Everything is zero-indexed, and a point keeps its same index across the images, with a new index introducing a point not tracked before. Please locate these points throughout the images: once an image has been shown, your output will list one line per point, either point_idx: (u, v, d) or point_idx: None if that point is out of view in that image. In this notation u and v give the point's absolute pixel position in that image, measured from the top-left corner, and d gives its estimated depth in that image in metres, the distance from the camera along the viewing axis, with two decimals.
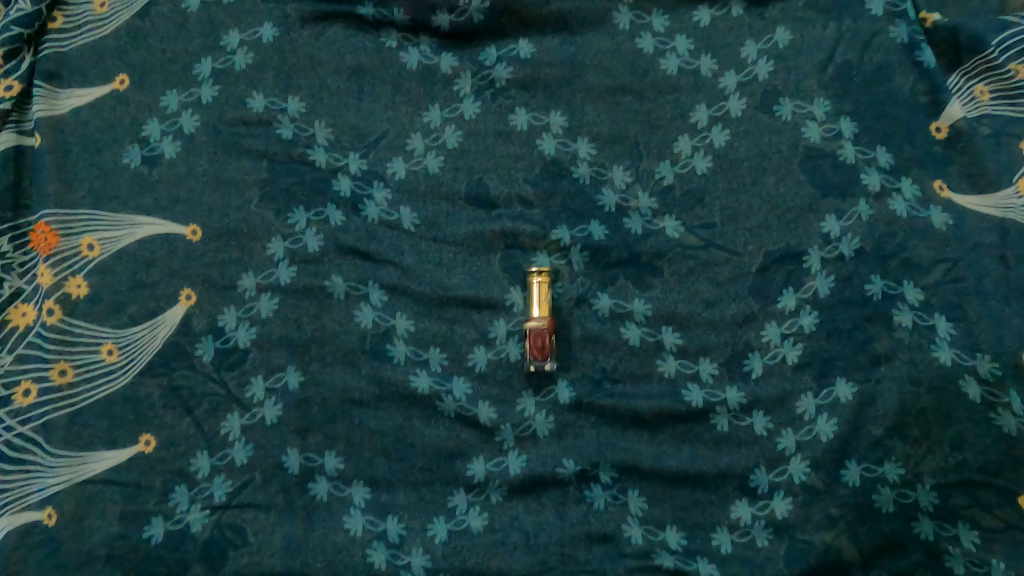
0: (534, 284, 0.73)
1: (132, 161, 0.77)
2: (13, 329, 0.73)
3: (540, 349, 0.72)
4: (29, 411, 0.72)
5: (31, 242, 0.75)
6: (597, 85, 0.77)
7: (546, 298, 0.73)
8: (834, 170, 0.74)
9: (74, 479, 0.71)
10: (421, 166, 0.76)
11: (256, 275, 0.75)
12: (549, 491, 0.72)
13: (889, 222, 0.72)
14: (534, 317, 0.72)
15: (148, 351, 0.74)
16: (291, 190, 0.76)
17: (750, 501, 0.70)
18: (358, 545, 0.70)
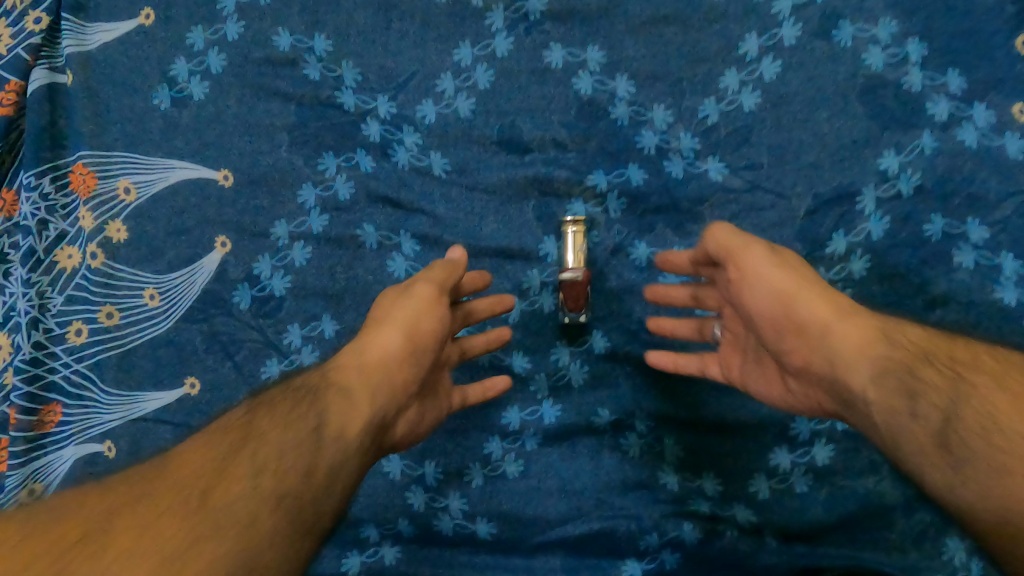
0: (569, 233, 0.70)
1: (161, 103, 0.76)
2: (60, 271, 0.75)
3: (573, 303, 0.70)
4: (82, 349, 0.74)
5: (71, 184, 0.75)
6: (638, 13, 0.71)
7: (580, 248, 0.70)
8: (895, 100, 0.67)
9: (129, 416, 0.73)
10: (452, 108, 0.73)
11: (288, 224, 0.74)
12: (584, 439, 0.73)
13: (954, 157, 0.66)
14: (568, 270, 0.69)
15: (190, 295, 0.75)
16: (321, 135, 0.74)
17: (790, 449, 0.70)
18: (398, 488, 0.74)
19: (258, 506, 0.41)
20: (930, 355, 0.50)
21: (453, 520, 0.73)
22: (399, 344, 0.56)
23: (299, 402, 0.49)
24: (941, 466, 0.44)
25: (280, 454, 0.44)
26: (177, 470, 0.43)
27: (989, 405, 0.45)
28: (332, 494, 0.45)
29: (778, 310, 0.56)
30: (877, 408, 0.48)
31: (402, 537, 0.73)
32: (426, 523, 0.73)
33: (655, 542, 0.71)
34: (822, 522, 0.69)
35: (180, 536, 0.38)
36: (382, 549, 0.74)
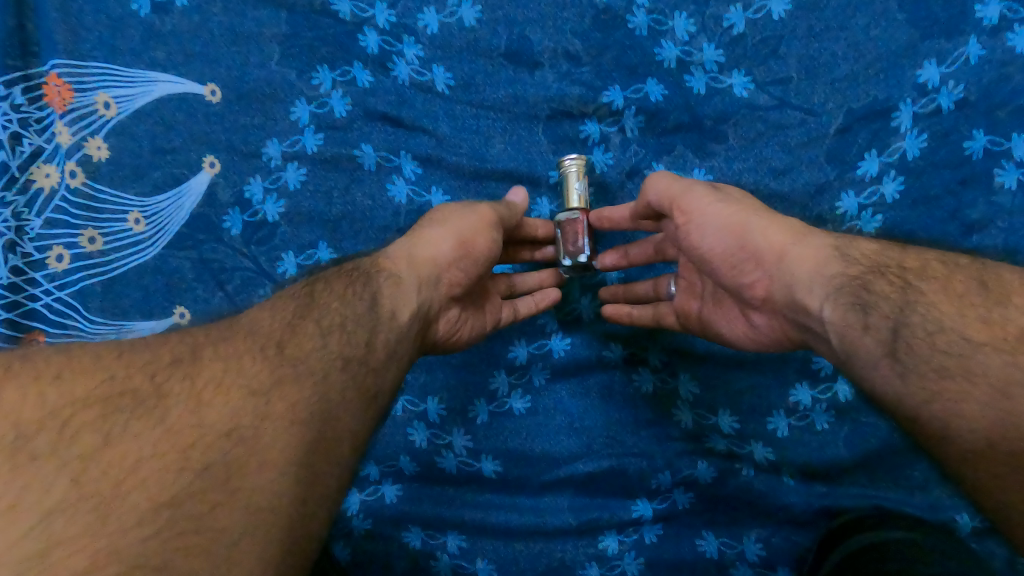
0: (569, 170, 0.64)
1: (140, 11, 0.70)
2: (38, 191, 0.70)
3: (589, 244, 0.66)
4: (64, 276, 0.70)
5: (45, 96, 0.70)
6: None
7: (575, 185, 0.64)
8: (940, 5, 0.62)
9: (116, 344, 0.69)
10: (456, 16, 0.67)
11: (281, 143, 0.69)
12: (594, 374, 0.70)
13: (1003, 67, 0.61)
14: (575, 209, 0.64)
15: (178, 220, 0.70)
16: (314, 46, 0.68)
17: (811, 385, 0.67)
18: (399, 425, 0.70)
19: (329, 361, 0.46)
20: (883, 266, 0.50)
21: (457, 457, 0.70)
22: (449, 249, 0.59)
23: (357, 281, 0.53)
24: (887, 373, 0.46)
25: (344, 323, 0.49)
26: (255, 318, 0.47)
27: (933, 307, 0.46)
28: (388, 364, 0.50)
29: (728, 243, 0.56)
30: (833, 324, 0.49)
31: (404, 475, 0.70)
32: (429, 461, 0.70)
33: (668, 480, 0.68)
34: (843, 458, 0.66)
35: (268, 373, 0.43)
36: (383, 488, 0.70)
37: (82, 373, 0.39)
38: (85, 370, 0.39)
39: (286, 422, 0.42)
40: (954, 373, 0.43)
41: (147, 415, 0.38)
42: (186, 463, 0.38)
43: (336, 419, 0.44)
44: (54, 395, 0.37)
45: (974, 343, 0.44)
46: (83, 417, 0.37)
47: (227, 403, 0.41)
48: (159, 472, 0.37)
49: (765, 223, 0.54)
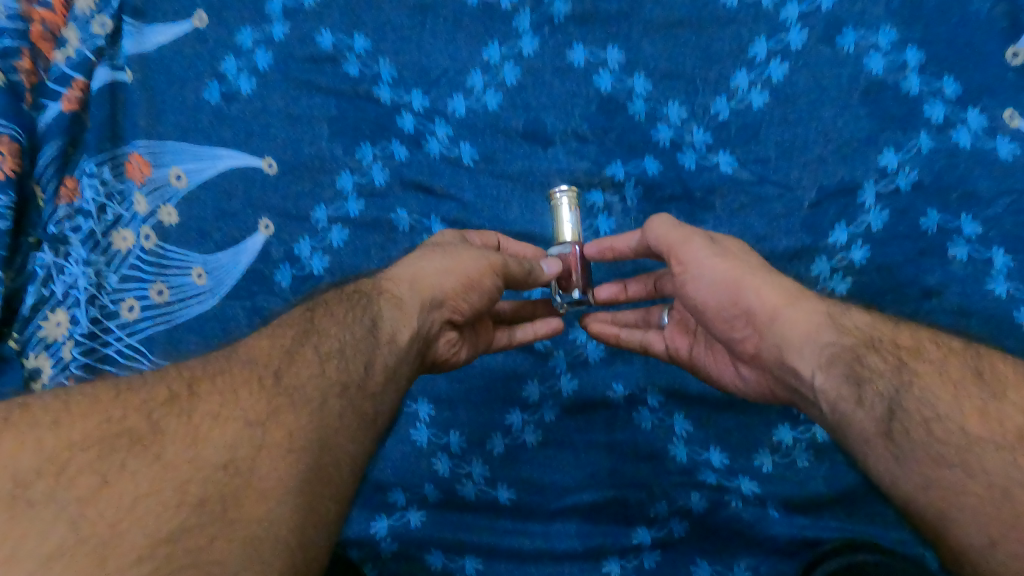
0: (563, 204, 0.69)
1: (211, 98, 0.82)
2: (116, 252, 0.80)
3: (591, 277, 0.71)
4: (134, 324, 0.79)
5: (127, 172, 0.81)
6: (654, 19, 0.77)
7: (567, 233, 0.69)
8: (895, 101, 0.73)
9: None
10: (480, 102, 0.79)
11: (327, 208, 0.80)
12: (599, 412, 0.79)
13: (951, 156, 0.71)
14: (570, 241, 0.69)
15: (234, 273, 0.80)
16: (358, 126, 0.80)
17: (792, 426, 0.75)
18: (424, 456, 0.79)
19: (328, 388, 0.49)
20: (878, 341, 0.55)
21: (476, 485, 0.78)
22: (451, 283, 0.62)
23: (356, 307, 0.57)
24: (883, 452, 0.50)
25: (342, 350, 0.52)
26: (252, 348, 0.50)
27: (930, 393, 0.51)
28: (386, 388, 0.54)
29: (725, 298, 0.61)
30: (825, 390, 0.54)
31: (428, 502, 0.78)
32: (450, 488, 0.78)
33: (665, 510, 0.75)
34: (822, 494, 0.73)
35: (266, 402, 0.45)
36: (408, 514, 0.78)
37: (75, 417, 0.40)
38: (81, 413, 0.41)
39: (286, 447, 0.44)
40: (952, 463, 0.47)
41: (144, 452, 0.40)
42: (182, 500, 0.39)
43: (335, 443, 0.47)
44: (53, 439, 0.39)
45: (971, 436, 0.48)
46: (82, 459, 0.38)
47: (224, 435, 0.42)
48: (156, 509, 0.38)
49: (763, 286, 0.60)
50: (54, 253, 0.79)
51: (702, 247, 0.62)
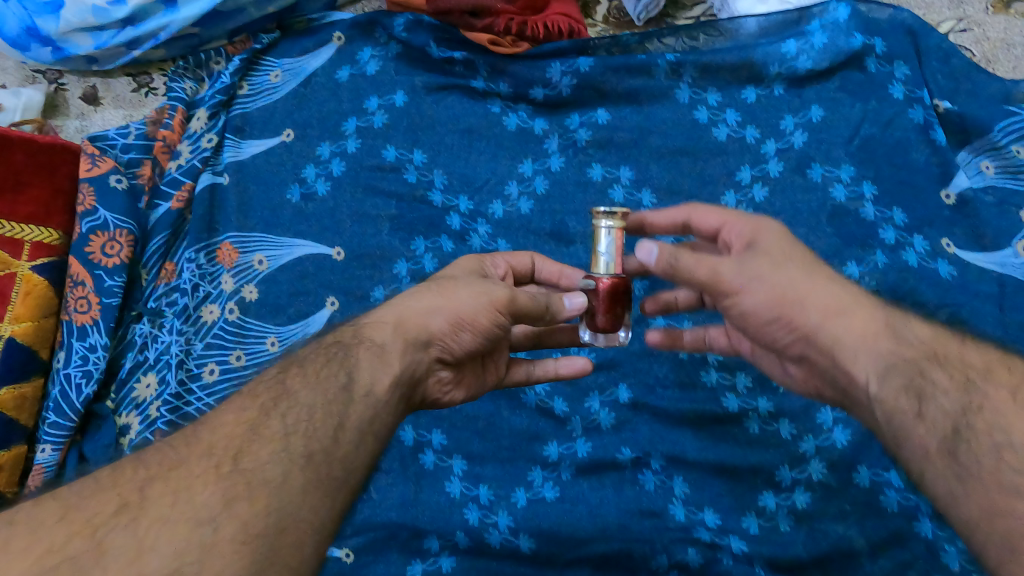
0: (604, 234, 0.69)
1: (291, 197, 0.99)
2: (203, 323, 0.95)
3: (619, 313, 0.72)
4: (213, 385, 0.92)
5: (219, 257, 0.98)
6: (659, 147, 0.95)
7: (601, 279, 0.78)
8: (855, 223, 0.89)
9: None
10: (516, 207, 0.96)
11: (384, 289, 0.95)
12: (609, 473, 0.90)
13: (903, 271, 0.86)
14: (602, 275, 0.70)
15: (303, 343, 0.93)
16: (414, 223, 0.97)
17: (775, 492, 0.86)
18: (457, 506, 0.90)
19: (290, 462, 0.51)
20: (936, 355, 0.62)
21: (501, 534, 0.88)
22: (440, 323, 0.66)
23: (332, 361, 0.60)
24: (945, 469, 0.56)
25: (309, 416, 0.55)
26: (216, 432, 0.53)
27: (1001, 417, 0.56)
28: (360, 444, 0.56)
29: (770, 314, 0.66)
30: (882, 399, 0.60)
31: (458, 548, 0.88)
32: (478, 536, 0.88)
33: (665, 563, 0.85)
34: (803, 556, 0.83)
35: (220, 492, 0.48)
36: (441, 559, 0.88)
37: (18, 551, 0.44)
38: (22, 546, 0.45)
39: (238, 539, 0.46)
40: (1023, 495, 0.52)
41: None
42: None
43: (296, 521, 0.49)
44: None
45: None
46: None
47: (171, 541, 0.45)
48: None
49: (810, 296, 0.64)
50: (151, 324, 0.95)
51: (742, 273, 0.65)
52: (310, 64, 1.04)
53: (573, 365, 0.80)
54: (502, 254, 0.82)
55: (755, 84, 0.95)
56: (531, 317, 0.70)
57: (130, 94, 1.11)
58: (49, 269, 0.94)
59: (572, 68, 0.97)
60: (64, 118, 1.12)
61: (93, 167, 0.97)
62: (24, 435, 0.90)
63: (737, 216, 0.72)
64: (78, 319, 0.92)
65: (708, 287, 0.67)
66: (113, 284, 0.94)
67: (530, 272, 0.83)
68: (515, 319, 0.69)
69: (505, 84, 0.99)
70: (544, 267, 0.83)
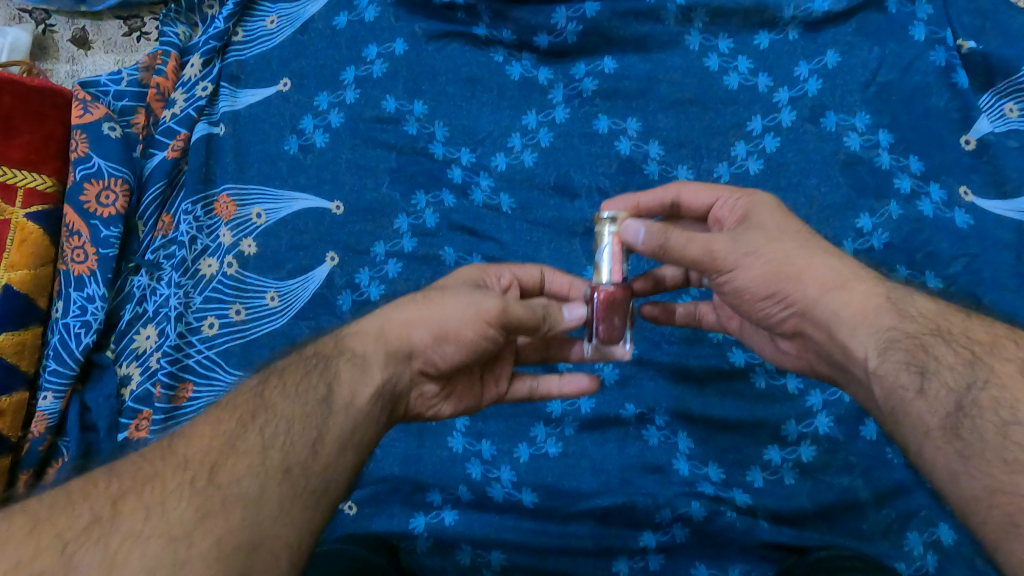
0: (605, 238, 0.68)
1: (290, 149, 0.98)
2: (201, 277, 0.94)
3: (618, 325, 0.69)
4: (213, 339, 0.91)
5: (216, 210, 0.96)
6: (668, 96, 0.92)
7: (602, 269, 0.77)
8: (869, 174, 0.87)
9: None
10: (519, 160, 0.94)
11: (385, 245, 0.93)
12: (613, 428, 0.90)
13: (916, 221, 0.84)
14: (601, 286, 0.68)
15: (303, 297, 0.92)
16: (415, 176, 0.94)
17: (780, 447, 0.86)
18: (460, 461, 0.90)
19: (268, 475, 0.50)
20: (944, 332, 0.59)
21: (504, 488, 0.88)
22: (423, 334, 0.65)
23: (311, 373, 0.59)
24: (945, 446, 0.53)
25: (289, 429, 0.53)
26: (191, 445, 0.50)
27: (1008, 391, 0.53)
28: (339, 458, 0.55)
29: (764, 291, 0.66)
30: (880, 375, 0.59)
31: (460, 502, 0.88)
32: (481, 490, 0.88)
33: (669, 517, 0.84)
34: (807, 509, 0.83)
35: (194, 507, 0.46)
36: (443, 512, 0.88)
37: None
38: None
39: (214, 555, 0.44)
40: None
41: None
42: None
43: (274, 536, 0.47)
44: None
45: None
46: None
47: (143, 558, 0.43)
48: None
49: (806, 271, 0.65)
50: (149, 276, 0.94)
51: (736, 249, 0.66)
52: (307, 10, 1.02)
53: (578, 384, 0.76)
54: (509, 265, 0.79)
55: (768, 29, 0.92)
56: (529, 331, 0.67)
57: (122, 38, 1.11)
58: (43, 217, 0.93)
59: (578, 14, 0.94)
60: (55, 62, 1.11)
61: (86, 113, 0.96)
62: (26, 381, 0.90)
63: (730, 190, 0.75)
64: (76, 269, 0.92)
65: (700, 266, 0.67)
66: (109, 235, 0.93)
67: (539, 286, 0.79)
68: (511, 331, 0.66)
69: (508, 32, 0.96)
70: (551, 282, 0.79)
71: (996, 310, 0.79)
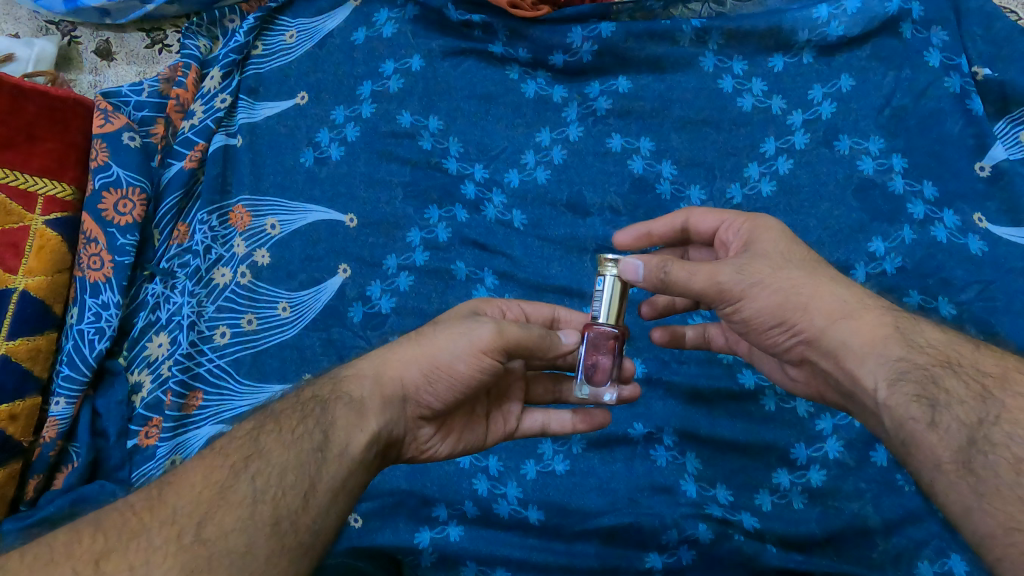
0: (610, 284, 0.65)
1: (305, 161, 0.99)
2: (215, 286, 0.94)
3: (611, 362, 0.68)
4: (224, 348, 0.91)
5: (231, 219, 0.97)
6: (681, 117, 0.93)
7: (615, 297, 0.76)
8: (883, 198, 0.87)
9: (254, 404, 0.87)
10: (532, 177, 0.94)
11: (397, 258, 0.93)
12: (621, 447, 0.90)
13: (928, 247, 0.84)
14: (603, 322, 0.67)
15: (315, 309, 0.93)
16: (428, 191, 0.95)
17: (790, 470, 0.85)
18: (467, 475, 0.90)
19: (256, 530, 0.51)
20: (955, 364, 0.59)
21: (510, 504, 0.88)
22: (416, 374, 0.65)
23: (308, 418, 0.60)
24: (958, 480, 0.53)
25: (280, 480, 0.54)
26: (181, 496, 0.52)
27: (1020, 427, 0.53)
28: (331, 506, 0.56)
29: (771, 320, 0.66)
30: (890, 406, 0.58)
31: (466, 517, 0.88)
32: (487, 506, 0.88)
33: (676, 538, 0.83)
34: (816, 534, 0.82)
35: (178, 565, 0.48)
36: (448, 528, 0.87)
37: None
38: None
39: None
40: None
41: None
42: None
43: None
44: None
45: None
46: None
47: None
48: None
49: (812, 301, 0.64)
50: (163, 284, 0.96)
51: (742, 279, 0.66)
52: (326, 25, 1.03)
53: (590, 417, 0.76)
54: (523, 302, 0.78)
55: (783, 53, 0.93)
56: (529, 354, 0.67)
57: (144, 50, 1.13)
58: (63, 224, 0.94)
59: (594, 34, 0.95)
60: (78, 72, 1.13)
61: (107, 123, 0.98)
62: (38, 386, 0.90)
63: (734, 215, 0.75)
64: (91, 276, 0.93)
65: (709, 300, 0.67)
66: (125, 243, 0.94)
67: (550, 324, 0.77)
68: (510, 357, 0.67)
69: (524, 50, 0.97)
70: (564, 316, 0.78)
71: (1007, 335, 0.79)
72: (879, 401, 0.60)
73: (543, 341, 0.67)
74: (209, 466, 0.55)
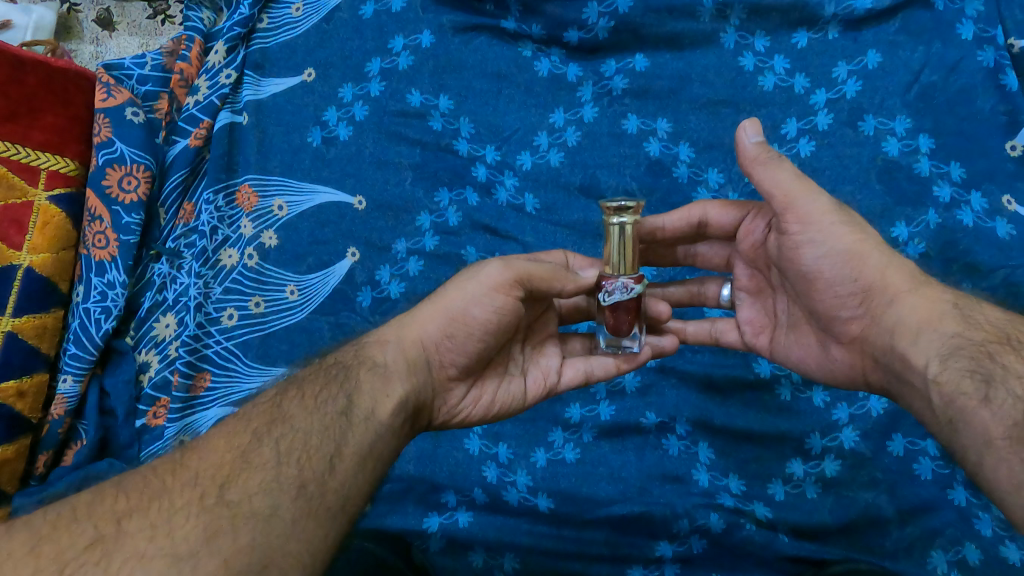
0: (615, 233, 0.65)
1: (313, 141, 0.97)
2: (221, 268, 0.93)
3: (609, 318, 0.69)
4: (232, 331, 0.90)
5: (237, 200, 0.96)
6: (700, 96, 0.90)
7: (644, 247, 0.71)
8: (907, 181, 0.83)
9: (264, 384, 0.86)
10: (545, 159, 0.92)
11: (406, 242, 0.92)
12: (632, 436, 0.88)
13: (954, 232, 0.81)
14: (610, 277, 0.67)
15: (323, 292, 0.91)
16: (438, 173, 0.93)
17: (804, 460, 0.84)
18: (476, 463, 0.89)
19: (282, 491, 0.50)
20: (1013, 340, 0.56)
21: (519, 492, 0.87)
22: (435, 332, 0.66)
23: (332, 383, 0.60)
24: (1008, 455, 0.49)
25: (306, 442, 0.54)
26: (202, 461, 0.51)
27: None
28: (359, 469, 0.55)
29: (829, 276, 0.64)
30: (940, 383, 0.55)
31: (475, 504, 0.87)
32: (497, 493, 0.87)
33: (687, 527, 0.82)
34: (828, 524, 0.80)
35: (202, 525, 0.46)
36: (457, 514, 0.87)
37: None
38: None
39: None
40: None
41: None
42: None
43: (285, 553, 0.47)
44: None
45: None
46: None
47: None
48: None
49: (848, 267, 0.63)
50: (169, 264, 0.95)
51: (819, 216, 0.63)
52: None
53: (632, 356, 0.72)
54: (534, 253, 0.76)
55: (807, 28, 0.89)
56: (547, 289, 0.68)
57: (146, 21, 1.11)
58: (66, 201, 0.93)
59: (609, 9, 0.91)
60: (79, 43, 1.10)
61: (109, 97, 0.95)
62: (46, 364, 0.89)
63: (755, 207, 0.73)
64: (96, 254, 0.92)
65: None
66: (130, 222, 0.93)
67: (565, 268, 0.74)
68: (525, 292, 0.67)
69: (537, 26, 0.94)
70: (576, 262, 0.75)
71: None
72: (929, 381, 0.56)
73: (559, 273, 0.68)
74: (230, 432, 0.54)
